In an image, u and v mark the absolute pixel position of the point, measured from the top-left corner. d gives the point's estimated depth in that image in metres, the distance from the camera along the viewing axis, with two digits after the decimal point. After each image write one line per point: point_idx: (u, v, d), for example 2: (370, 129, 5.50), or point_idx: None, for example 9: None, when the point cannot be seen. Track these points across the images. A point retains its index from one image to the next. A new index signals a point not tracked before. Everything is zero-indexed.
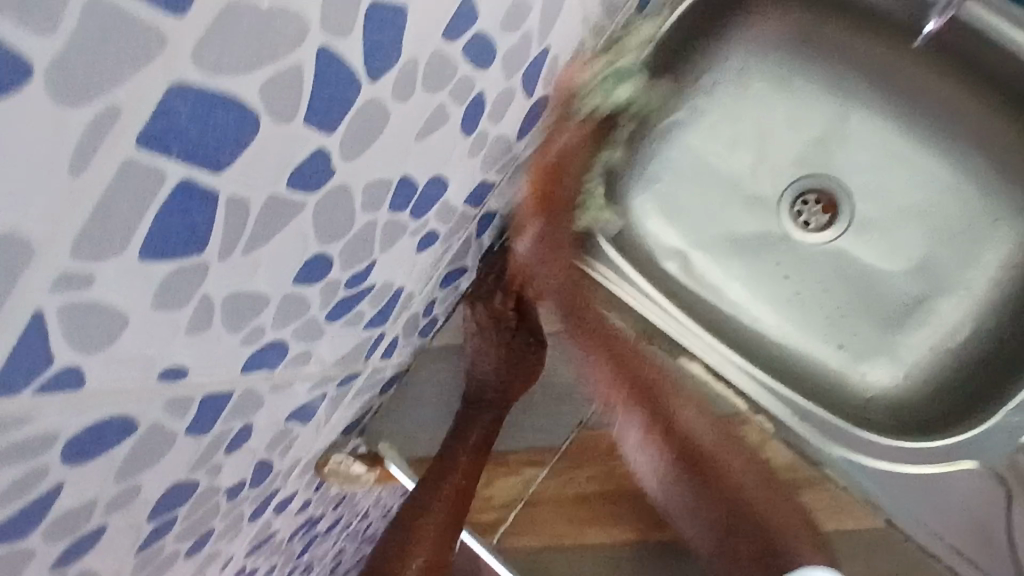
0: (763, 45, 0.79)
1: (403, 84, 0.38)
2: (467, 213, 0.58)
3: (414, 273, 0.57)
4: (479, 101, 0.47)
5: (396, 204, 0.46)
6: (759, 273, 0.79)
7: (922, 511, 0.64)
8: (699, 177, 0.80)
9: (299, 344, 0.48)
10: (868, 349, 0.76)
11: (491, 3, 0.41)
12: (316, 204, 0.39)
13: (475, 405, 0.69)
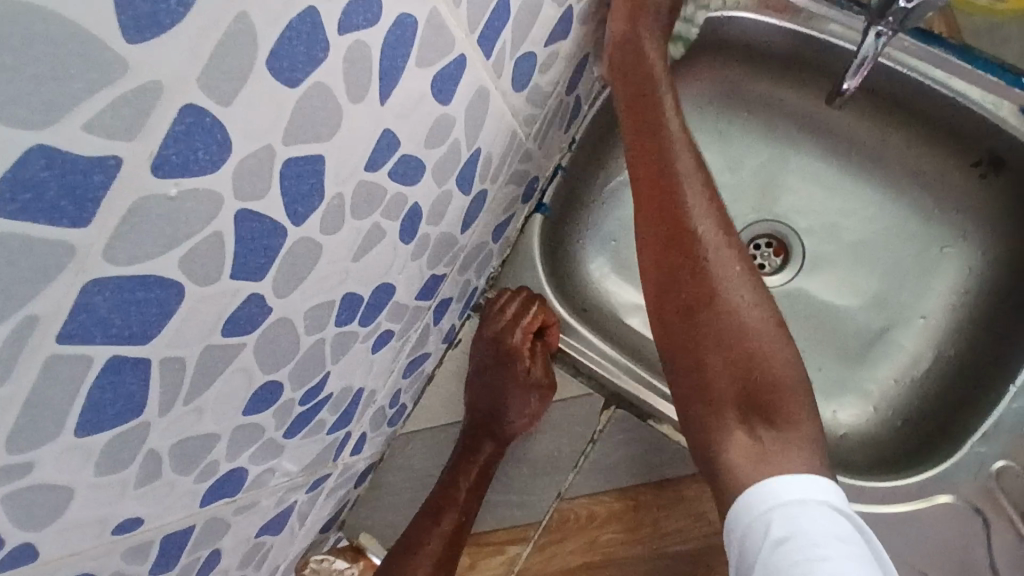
0: (695, 101, 0.80)
1: (331, 218, 0.39)
2: (421, 306, 0.59)
3: (372, 373, 0.58)
4: (415, 211, 0.48)
5: (342, 320, 0.47)
6: None
7: (902, 548, 0.65)
8: None
9: (258, 464, 0.48)
10: (835, 387, 0.76)
11: (411, 128, 0.42)
12: (256, 341, 0.39)
13: (473, 439, 0.69)
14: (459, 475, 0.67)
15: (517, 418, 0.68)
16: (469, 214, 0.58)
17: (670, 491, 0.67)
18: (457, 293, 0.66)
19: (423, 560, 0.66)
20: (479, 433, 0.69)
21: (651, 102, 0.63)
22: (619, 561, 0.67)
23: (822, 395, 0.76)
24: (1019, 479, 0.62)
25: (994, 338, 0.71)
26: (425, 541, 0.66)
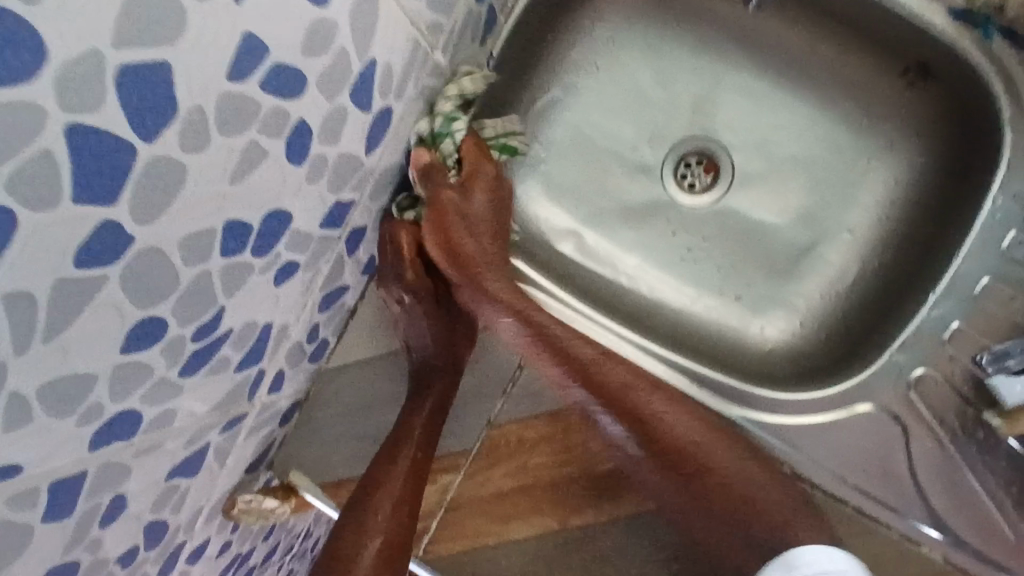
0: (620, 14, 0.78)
1: (191, 134, 0.36)
2: (329, 236, 0.56)
3: (280, 308, 0.55)
4: (303, 128, 0.44)
5: (229, 250, 0.44)
6: (653, 240, 0.78)
7: (820, 454, 0.64)
8: (580, 151, 0.79)
9: (152, 405, 0.46)
10: (764, 301, 0.76)
11: (281, 31, 0.38)
12: (122, 273, 0.36)
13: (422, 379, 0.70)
14: (413, 414, 0.67)
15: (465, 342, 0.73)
16: (375, 135, 0.54)
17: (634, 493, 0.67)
18: (372, 221, 0.63)
19: (384, 502, 0.66)
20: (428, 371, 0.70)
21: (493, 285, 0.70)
22: (551, 483, 0.66)
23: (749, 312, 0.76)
24: (938, 386, 0.63)
25: (917, 247, 0.71)
26: (384, 485, 0.66)
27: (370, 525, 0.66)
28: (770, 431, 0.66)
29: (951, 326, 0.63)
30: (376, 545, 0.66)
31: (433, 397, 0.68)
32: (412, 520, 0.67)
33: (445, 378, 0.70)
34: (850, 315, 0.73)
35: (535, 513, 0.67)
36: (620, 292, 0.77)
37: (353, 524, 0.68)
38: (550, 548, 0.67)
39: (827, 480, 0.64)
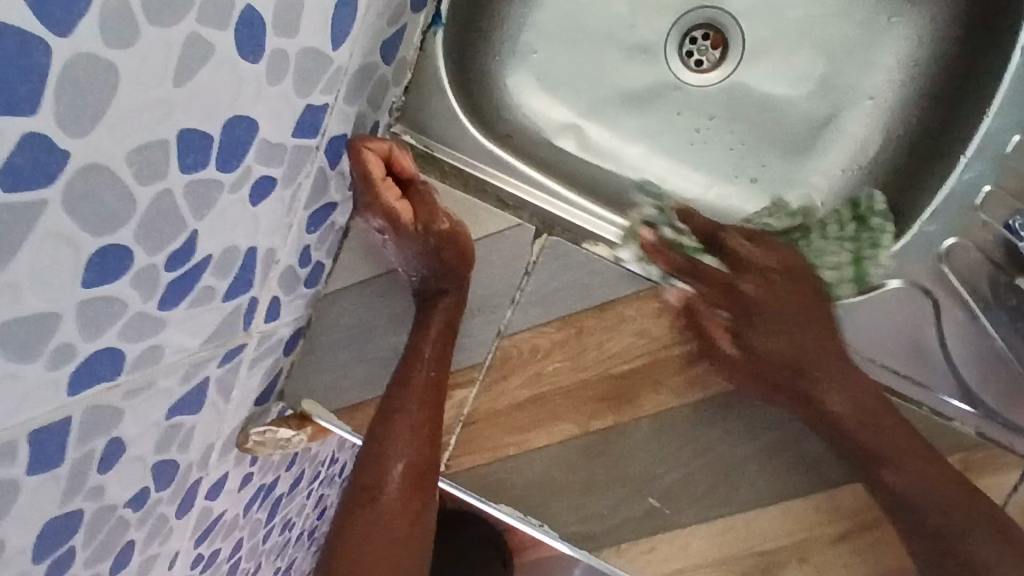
0: None
1: (114, 24, 0.31)
2: (306, 146, 0.51)
3: (261, 231, 0.51)
4: (250, 18, 0.39)
5: (188, 164, 0.40)
6: (658, 127, 0.73)
7: (847, 336, 0.61)
8: (573, 36, 0.73)
9: (132, 342, 0.43)
10: (780, 182, 0.72)
11: None
12: (63, 196, 0.32)
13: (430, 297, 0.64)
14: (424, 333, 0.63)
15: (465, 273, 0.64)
16: (341, 27, 0.48)
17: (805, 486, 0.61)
18: (352, 127, 0.58)
19: (402, 430, 0.62)
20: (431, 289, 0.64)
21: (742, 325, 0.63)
22: (567, 389, 0.64)
23: (767, 195, 0.71)
24: (968, 255, 0.60)
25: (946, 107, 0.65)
26: (402, 408, 0.62)
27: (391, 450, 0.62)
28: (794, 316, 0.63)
29: (982, 190, 0.59)
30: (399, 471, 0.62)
31: (442, 314, 0.63)
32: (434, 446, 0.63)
33: (450, 299, 0.63)
34: (875, 188, 0.68)
35: (557, 419, 0.64)
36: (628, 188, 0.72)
37: (376, 451, 0.64)
38: (576, 454, 0.64)
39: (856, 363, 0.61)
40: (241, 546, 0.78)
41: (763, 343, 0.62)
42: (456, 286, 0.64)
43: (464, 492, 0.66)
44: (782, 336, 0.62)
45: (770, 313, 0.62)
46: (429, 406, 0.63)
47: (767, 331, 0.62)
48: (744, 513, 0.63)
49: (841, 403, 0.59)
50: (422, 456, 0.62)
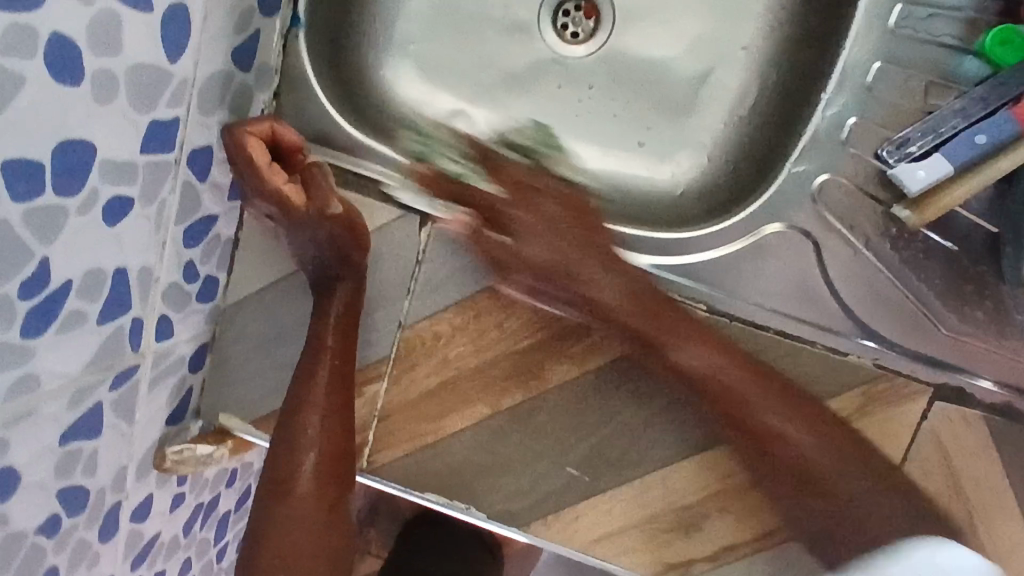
0: None
1: None
2: (160, 161, 0.51)
3: (128, 250, 0.51)
4: (59, 42, 0.40)
5: (20, 192, 0.40)
6: (543, 103, 0.73)
7: (736, 285, 0.62)
8: (448, 21, 0.72)
9: (3, 372, 0.43)
10: (666, 143, 0.72)
11: None
12: None
13: (327, 282, 0.64)
14: (324, 324, 0.63)
15: (359, 258, 0.63)
16: (170, 38, 0.48)
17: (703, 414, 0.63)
18: (217, 138, 0.58)
19: (311, 419, 0.63)
20: (328, 275, 0.64)
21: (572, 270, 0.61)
22: (472, 372, 0.65)
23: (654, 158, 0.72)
24: (842, 192, 0.60)
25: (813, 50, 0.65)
26: (308, 403, 0.63)
27: (302, 443, 0.64)
28: (681, 276, 0.64)
29: (847, 124, 0.60)
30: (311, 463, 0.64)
31: (337, 305, 0.63)
32: (345, 436, 0.64)
33: (347, 284, 0.64)
34: (760, 138, 0.68)
35: (467, 403, 0.65)
36: None
37: (286, 442, 0.65)
38: (489, 435, 0.65)
39: (746, 311, 0.62)
40: (189, 568, 0.78)
41: (601, 289, 0.61)
42: (353, 273, 0.64)
43: (390, 486, 0.67)
44: (608, 280, 0.61)
45: (567, 275, 0.62)
46: (334, 395, 0.63)
47: (580, 280, 0.62)
48: (660, 471, 0.64)
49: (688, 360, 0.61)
50: (331, 441, 0.64)
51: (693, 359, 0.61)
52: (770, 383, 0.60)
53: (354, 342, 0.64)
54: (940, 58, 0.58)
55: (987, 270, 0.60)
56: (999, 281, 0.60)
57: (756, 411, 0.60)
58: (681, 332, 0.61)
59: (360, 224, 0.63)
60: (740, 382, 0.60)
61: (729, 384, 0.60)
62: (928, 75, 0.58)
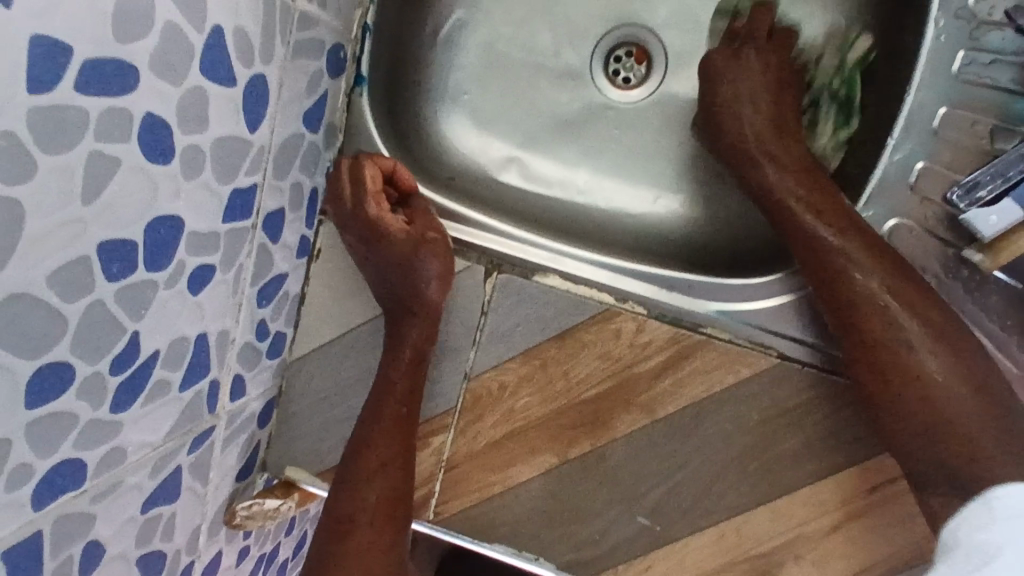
0: None
1: (9, 162, 0.31)
2: (238, 227, 0.52)
3: (208, 316, 0.51)
4: (151, 123, 0.39)
5: (114, 273, 0.40)
6: (597, 148, 0.73)
7: (805, 331, 0.62)
8: (501, 74, 0.73)
9: (95, 448, 0.43)
10: (724, 185, 0.71)
11: (77, 21, 0.33)
12: None
13: (400, 318, 0.63)
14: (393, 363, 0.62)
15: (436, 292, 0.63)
16: (253, 110, 0.48)
17: (895, 363, 0.54)
18: (288, 201, 0.59)
19: (376, 457, 0.61)
20: (403, 309, 0.63)
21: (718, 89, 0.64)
22: (539, 422, 0.64)
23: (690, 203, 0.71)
24: (912, 235, 0.61)
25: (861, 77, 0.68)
26: (375, 439, 0.61)
27: (365, 480, 0.61)
28: (747, 317, 0.63)
29: (915, 168, 0.60)
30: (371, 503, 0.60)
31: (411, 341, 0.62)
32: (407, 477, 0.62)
33: (418, 322, 0.62)
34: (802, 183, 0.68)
35: (534, 452, 0.65)
36: (575, 211, 0.72)
37: (346, 483, 0.62)
38: (556, 484, 0.64)
39: (821, 357, 0.62)
40: None
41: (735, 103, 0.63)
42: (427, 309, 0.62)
43: (455, 536, 0.66)
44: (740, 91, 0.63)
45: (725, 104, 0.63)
46: (401, 434, 0.62)
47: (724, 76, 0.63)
48: (733, 518, 0.62)
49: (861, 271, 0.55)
50: (395, 480, 0.61)
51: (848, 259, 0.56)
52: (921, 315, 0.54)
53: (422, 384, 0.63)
54: (1004, 100, 0.57)
55: None
56: None
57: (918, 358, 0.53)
58: (790, 148, 0.61)
59: (445, 252, 0.62)
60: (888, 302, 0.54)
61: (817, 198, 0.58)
62: (992, 118, 0.57)
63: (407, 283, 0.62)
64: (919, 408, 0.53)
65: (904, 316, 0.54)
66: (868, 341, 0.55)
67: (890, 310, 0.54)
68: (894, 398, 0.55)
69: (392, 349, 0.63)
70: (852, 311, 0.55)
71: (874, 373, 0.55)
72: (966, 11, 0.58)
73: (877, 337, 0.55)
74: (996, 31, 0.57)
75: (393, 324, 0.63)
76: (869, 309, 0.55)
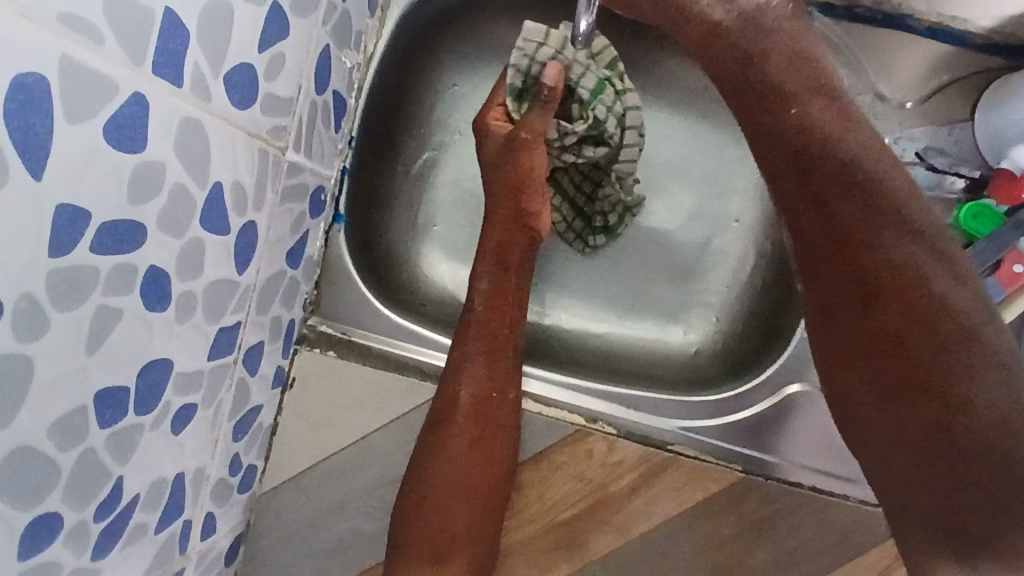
0: (484, 69, 0.76)
1: (29, 322, 0.33)
2: (221, 363, 0.53)
3: (188, 454, 0.51)
4: (154, 274, 0.41)
5: (107, 419, 0.40)
6: (561, 272, 0.78)
7: (767, 447, 0.64)
8: (467, 207, 0.77)
9: None
10: (679, 306, 0.77)
11: (101, 188, 0.35)
12: None
13: (477, 326, 0.64)
14: (459, 376, 0.63)
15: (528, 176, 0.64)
16: (242, 253, 0.51)
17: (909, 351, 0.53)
18: (268, 333, 0.60)
19: (450, 462, 0.62)
20: (492, 312, 0.65)
21: (767, 53, 0.58)
22: (515, 546, 0.65)
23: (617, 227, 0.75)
24: None
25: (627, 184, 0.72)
26: (439, 457, 0.63)
27: (428, 493, 0.62)
28: (708, 434, 0.65)
29: None
30: (438, 525, 0.62)
31: (485, 284, 0.66)
32: (496, 407, 0.63)
33: (496, 321, 0.65)
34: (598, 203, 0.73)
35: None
36: (544, 334, 0.76)
37: (411, 499, 0.62)
38: None
39: (785, 471, 0.64)
40: None
41: (775, 63, 0.58)
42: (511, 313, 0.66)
43: None
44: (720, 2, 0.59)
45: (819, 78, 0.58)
46: (473, 437, 0.63)
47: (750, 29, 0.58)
48: None
49: (878, 259, 0.54)
50: (465, 490, 0.62)
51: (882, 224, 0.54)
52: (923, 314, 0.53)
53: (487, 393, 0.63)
54: None
55: None
56: None
57: (924, 352, 0.53)
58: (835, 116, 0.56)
59: (537, 152, 0.63)
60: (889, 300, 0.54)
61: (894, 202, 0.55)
62: None
63: (494, 288, 0.66)
64: (934, 437, 0.52)
65: (945, 348, 0.52)
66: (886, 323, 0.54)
67: (903, 293, 0.53)
68: (913, 416, 0.53)
69: (458, 366, 0.63)
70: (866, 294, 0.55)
71: (895, 377, 0.54)
72: None
73: (901, 312, 0.54)
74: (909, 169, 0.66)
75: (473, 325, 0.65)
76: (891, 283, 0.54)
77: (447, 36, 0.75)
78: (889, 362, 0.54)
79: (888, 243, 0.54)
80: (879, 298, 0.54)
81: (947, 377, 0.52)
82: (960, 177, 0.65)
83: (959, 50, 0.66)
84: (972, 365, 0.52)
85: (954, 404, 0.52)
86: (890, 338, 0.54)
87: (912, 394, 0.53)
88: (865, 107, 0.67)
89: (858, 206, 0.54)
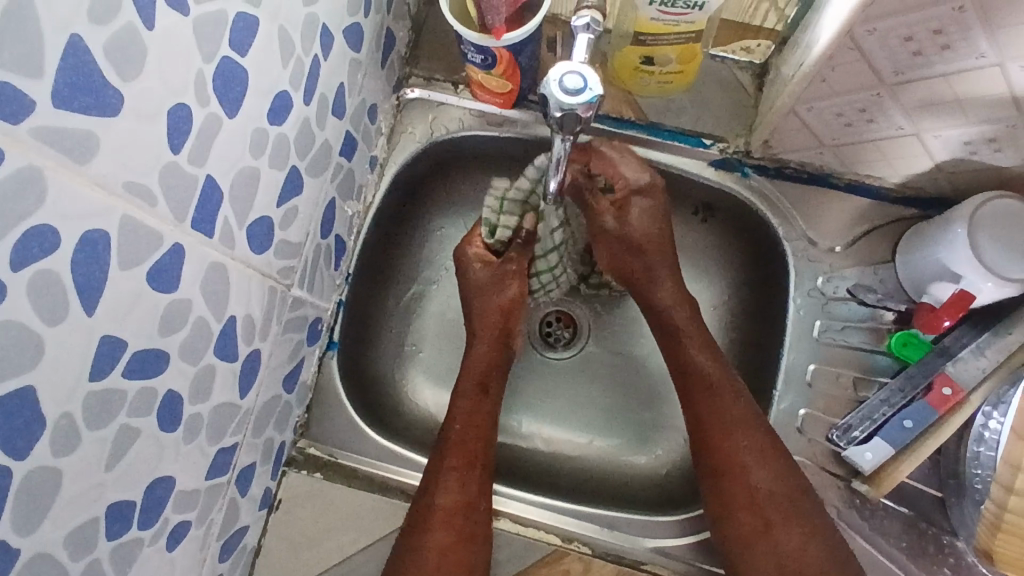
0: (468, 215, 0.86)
1: (64, 440, 0.37)
2: (217, 483, 0.56)
3: (177, 573, 0.53)
4: (171, 398, 0.46)
5: (114, 531, 0.44)
6: (540, 396, 0.83)
7: None
8: (451, 337, 0.84)
9: None
10: (650, 428, 0.81)
11: (137, 323, 0.41)
12: None
13: (454, 442, 0.69)
14: (436, 488, 0.66)
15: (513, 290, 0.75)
16: (246, 378, 0.56)
17: (735, 463, 0.67)
18: (260, 455, 0.64)
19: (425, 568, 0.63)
20: (469, 428, 0.70)
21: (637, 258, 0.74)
22: None
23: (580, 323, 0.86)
24: (807, 471, 0.72)
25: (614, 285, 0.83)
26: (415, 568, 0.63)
27: None
28: (680, 553, 0.69)
29: (799, 413, 0.73)
30: None
31: (464, 403, 0.71)
32: (472, 516, 0.66)
33: (473, 438, 0.69)
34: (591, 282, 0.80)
35: None
36: (523, 458, 0.80)
37: None
38: None
39: None
40: None
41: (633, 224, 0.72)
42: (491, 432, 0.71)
43: None
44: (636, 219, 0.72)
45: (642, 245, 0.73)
46: (448, 543, 0.64)
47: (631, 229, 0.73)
48: None
49: (710, 363, 0.70)
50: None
51: (703, 351, 0.71)
52: (734, 434, 0.67)
53: (466, 502, 0.66)
54: (861, 358, 0.74)
55: (940, 530, 0.69)
56: (952, 538, 0.69)
57: (749, 459, 0.66)
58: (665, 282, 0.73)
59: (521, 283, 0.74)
60: (718, 428, 0.68)
61: (695, 358, 0.71)
62: (854, 371, 0.74)
63: (476, 409, 0.71)
64: (746, 527, 0.65)
65: (759, 457, 0.66)
66: (705, 443, 0.69)
67: (728, 423, 0.68)
68: (737, 523, 0.65)
69: (435, 479, 0.67)
70: (700, 428, 0.69)
71: (725, 492, 0.67)
72: (818, 291, 0.75)
73: (718, 437, 0.68)
74: (843, 303, 0.75)
75: (450, 440, 0.69)
76: (713, 399, 0.69)
77: (436, 186, 0.84)
78: (717, 475, 0.67)
79: (717, 371, 0.70)
80: (702, 425, 0.69)
81: (768, 479, 0.66)
82: (889, 310, 0.74)
83: (876, 203, 0.76)
84: (765, 482, 0.66)
85: (749, 510, 0.65)
86: (713, 469, 0.68)
87: (739, 502, 0.66)
88: (800, 251, 0.76)
89: (675, 360, 0.72)
